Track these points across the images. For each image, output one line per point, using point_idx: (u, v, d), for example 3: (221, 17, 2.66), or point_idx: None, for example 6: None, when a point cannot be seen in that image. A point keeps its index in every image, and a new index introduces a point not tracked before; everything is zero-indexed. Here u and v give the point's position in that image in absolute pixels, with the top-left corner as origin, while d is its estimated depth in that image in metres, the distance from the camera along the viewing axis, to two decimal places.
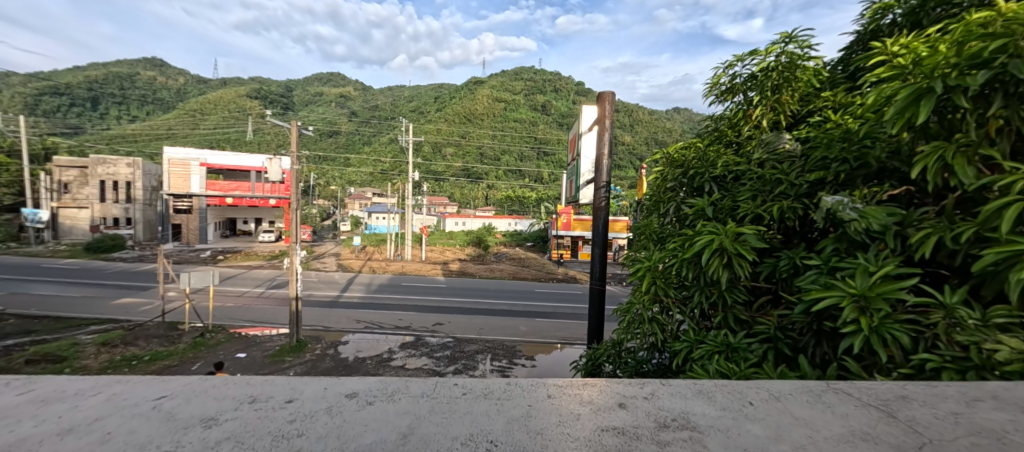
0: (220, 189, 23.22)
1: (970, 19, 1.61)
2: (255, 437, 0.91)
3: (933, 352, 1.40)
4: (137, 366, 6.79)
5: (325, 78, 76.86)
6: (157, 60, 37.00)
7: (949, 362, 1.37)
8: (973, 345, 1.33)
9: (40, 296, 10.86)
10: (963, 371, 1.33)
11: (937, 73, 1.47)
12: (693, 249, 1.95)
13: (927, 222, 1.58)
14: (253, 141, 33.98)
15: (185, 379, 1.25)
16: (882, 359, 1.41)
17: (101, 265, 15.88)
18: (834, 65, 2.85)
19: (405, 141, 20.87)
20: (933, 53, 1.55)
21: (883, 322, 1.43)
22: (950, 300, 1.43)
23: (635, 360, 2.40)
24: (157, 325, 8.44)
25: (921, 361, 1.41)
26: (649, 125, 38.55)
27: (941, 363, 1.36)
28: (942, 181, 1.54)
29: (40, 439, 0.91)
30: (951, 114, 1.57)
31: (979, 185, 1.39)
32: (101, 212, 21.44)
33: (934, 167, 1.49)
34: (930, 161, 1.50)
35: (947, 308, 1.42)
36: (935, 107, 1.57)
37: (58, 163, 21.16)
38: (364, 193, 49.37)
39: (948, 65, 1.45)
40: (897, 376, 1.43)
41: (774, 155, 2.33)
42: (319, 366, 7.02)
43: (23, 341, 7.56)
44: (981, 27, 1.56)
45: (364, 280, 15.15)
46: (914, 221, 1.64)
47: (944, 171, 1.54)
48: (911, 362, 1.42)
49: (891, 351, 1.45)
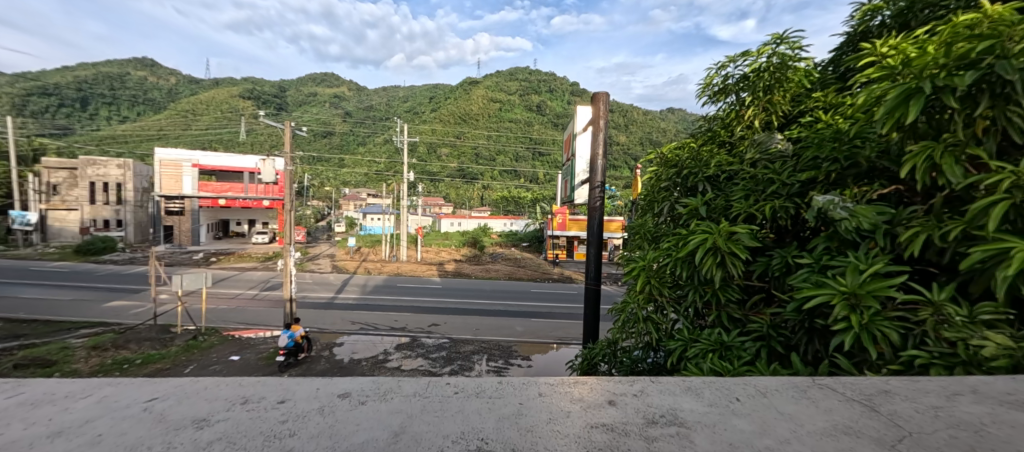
0: (212, 191, 22.81)
1: (957, 20, 1.65)
2: (247, 438, 0.91)
3: (922, 348, 1.43)
4: (129, 369, 6.71)
5: (319, 78, 76.32)
6: (150, 60, 36.68)
7: (938, 358, 1.40)
8: (960, 341, 1.37)
9: (27, 299, 10.68)
10: (951, 367, 1.37)
11: (927, 74, 1.50)
12: (687, 248, 1.98)
13: (917, 221, 1.61)
14: (247, 141, 33.81)
15: (176, 381, 1.25)
16: (872, 356, 1.45)
17: (92, 267, 15.72)
18: (825, 65, 2.90)
19: (400, 142, 20.74)
20: (924, 54, 1.58)
21: (873, 320, 1.47)
22: (938, 297, 1.47)
23: (631, 359, 2.44)
24: (151, 328, 8.38)
25: (910, 357, 1.44)
26: (643, 125, 38.91)
27: (929, 359, 1.40)
28: (931, 180, 1.58)
29: (30, 443, 0.90)
30: (938, 114, 1.61)
31: (966, 184, 1.42)
32: (91, 213, 21.11)
33: (923, 166, 1.53)
34: (921, 160, 1.53)
35: (935, 305, 1.46)
36: (924, 108, 1.61)
37: (47, 165, 20.86)
38: (359, 194, 49.25)
39: (937, 65, 1.49)
40: (888, 372, 1.48)
41: (766, 155, 2.38)
42: (314, 368, 6.96)
43: (12, 345, 7.42)
44: (968, 29, 1.61)
45: (359, 281, 15.10)
46: (903, 219, 1.68)
47: (933, 170, 1.58)
48: (900, 359, 1.47)
49: (882, 348, 1.49)
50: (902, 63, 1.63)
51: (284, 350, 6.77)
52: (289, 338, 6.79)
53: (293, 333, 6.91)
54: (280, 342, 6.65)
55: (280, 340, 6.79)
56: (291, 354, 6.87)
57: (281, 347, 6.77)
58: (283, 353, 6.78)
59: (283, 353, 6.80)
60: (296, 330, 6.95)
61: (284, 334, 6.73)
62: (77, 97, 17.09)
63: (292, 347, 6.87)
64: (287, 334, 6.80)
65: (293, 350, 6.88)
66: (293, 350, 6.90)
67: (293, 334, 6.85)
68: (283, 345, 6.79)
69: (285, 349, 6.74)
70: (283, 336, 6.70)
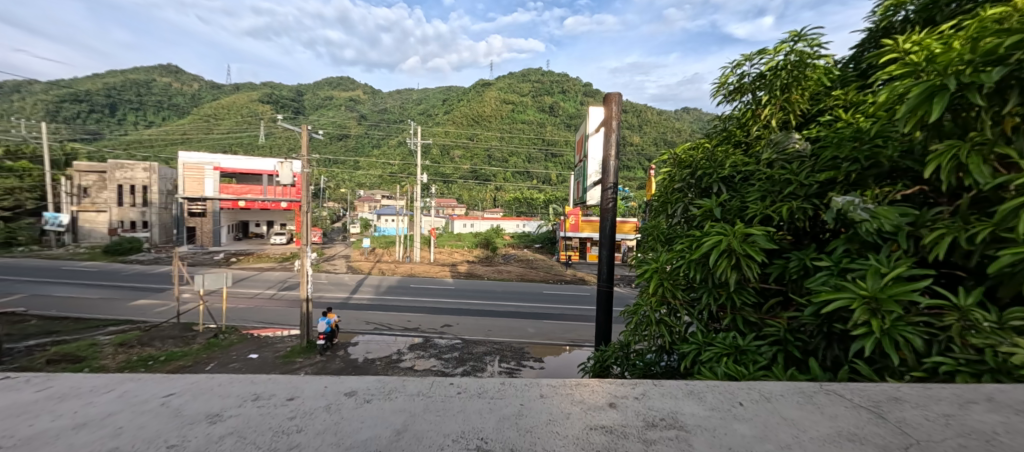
0: (233, 193, 23.50)
1: (987, 13, 1.59)
2: (256, 433, 0.95)
3: (948, 355, 1.40)
4: (154, 366, 6.95)
5: (334, 82, 77.86)
6: (175, 67, 38.01)
7: (964, 365, 1.37)
8: (987, 348, 1.33)
9: (58, 297, 11.17)
10: (979, 375, 1.33)
11: (951, 71, 1.46)
12: (701, 250, 1.95)
13: (941, 223, 1.57)
14: (266, 145, 34.72)
15: (192, 378, 1.30)
16: (893, 362, 1.41)
17: (119, 267, 16.34)
18: (845, 63, 2.84)
19: (414, 144, 20.94)
20: (948, 49, 1.54)
21: (895, 325, 1.43)
22: (965, 302, 1.42)
23: (644, 363, 2.42)
24: (173, 327, 8.70)
25: (934, 364, 1.40)
26: (658, 126, 38.48)
27: (954, 366, 1.36)
28: (956, 181, 1.53)
29: (56, 434, 0.95)
30: (964, 111, 1.57)
31: (995, 184, 1.37)
32: (119, 215, 22.05)
33: (948, 166, 1.48)
34: (945, 160, 1.48)
35: (961, 310, 1.41)
36: (949, 106, 1.56)
37: (78, 168, 21.79)
38: (374, 195, 50.07)
39: (963, 62, 1.45)
40: (913, 380, 1.44)
41: (783, 155, 2.33)
42: (330, 367, 7.10)
43: (45, 341, 7.79)
44: (997, 22, 1.55)
45: (373, 281, 15.37)
46: (928, 221, 1.63)
47: (960, 171, 1.52)
48: (924, 365, 1.42)
49: (903, 354, 1.45)
50: (925, 59, 1.59)
51: (323, 335, 7.60)
52: (327, 324, 7.66)
53: (330, 320, 7.79)
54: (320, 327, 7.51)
55: (319, 326, 7.63)
56: (329, 338, 7.71)
57: (320, 332, 7.60)
58: (323, 337, 7.61)
59: (323, 337, 7.64)
60: (331, 317, 7.81)
61: (322, 320, 7.61)
62: (106, 104, 17.87)
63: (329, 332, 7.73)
64: (325, 321, 7.66)
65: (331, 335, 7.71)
66: (330, 336, 7.73)
67: (330, 320, 7.73)
68: (322, 330, 7.63)
69: (324, 334, 7.59)
70: (322, 322, 7.57)
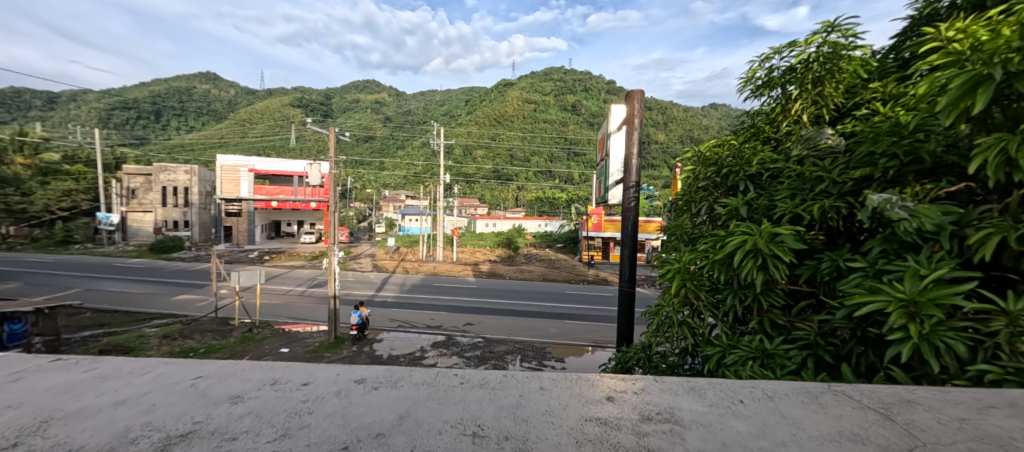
0: (266, 194, 24.64)
1: None
2: (272, 414, 1.02)
3: (994, 363, 1.32)
4: (194, 357, 7.39)
5: (360, 85, 80.02)
6: (213, 74, 40.10)
7: (1012, 374, 1.28)
8: None
9: (109, 292, 12.04)
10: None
11: (998, 60, 1.37)
12: (725, 250, 1.91)
13: (987, 221, 1.47)
14: (297, 147, 36.10)
15: (218, 363, 1.40)
16: (932, 368, 1.35)
17: (163, 264, 17.41)
18: (885, 52, 2.70)
19: (437, 145, 21.25)
20: (997, 37, 1.44)
21: (934, 330, 1.36)
22: (1014, 307, 1.34)
23: (667, 364, 2.39)
24: (211, 321, 9.26)
25: (977, 371, 1.33)
26: (684, 123, 37.44)
27: (1000, 374, 1.28)
28: (1004, 176, 1.44)
29: (98, 409, 1.05)
30: (1014, 102, 1.47)
31: None
32: (163, 215, 23.51)
33: (995, 162, 1.40)
34: (991, 155, 1.41)
35: (1010, 315, 1.33)
36: (997, 97, 1.47)
37: (126, 172, 23.40)
38: (398, 195, 51.10)
39: (1010, 49, 1.36)
40: (950, 387, 1.37)
41: (815, 151, 2.23)
42: (356, 362, 7.33)
43: (98, 332, 8.43)
44: None
45: (397, 280, 15.74)
46: (973, 219, 1.54)
47: (1006, 166, 1.43)
48: (966, 373, 1.35)
49: (944, 360, 1.38)
50: (970, 48, 1.50)
51: (355, 327, 8.17)
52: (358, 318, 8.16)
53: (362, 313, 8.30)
54: (351, 320, 8.06)
55: (352, 319, 8.19)
56: (361, 329, 8.28)
57: (353, 324, 8.19)
58: (355, 329, 8.19)
59: (355, 328, 8.23)
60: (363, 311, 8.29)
61: (353, 314, 8.13)
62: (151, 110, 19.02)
63: (361, 324, 8.27)
64: (356, 314, 8.17)
65: (362, 326, 8.25)
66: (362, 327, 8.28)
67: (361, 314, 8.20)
68: (354, 322, 8.19)
69: (355, 326, 8.16)
70: (353, 316, 8.08)
